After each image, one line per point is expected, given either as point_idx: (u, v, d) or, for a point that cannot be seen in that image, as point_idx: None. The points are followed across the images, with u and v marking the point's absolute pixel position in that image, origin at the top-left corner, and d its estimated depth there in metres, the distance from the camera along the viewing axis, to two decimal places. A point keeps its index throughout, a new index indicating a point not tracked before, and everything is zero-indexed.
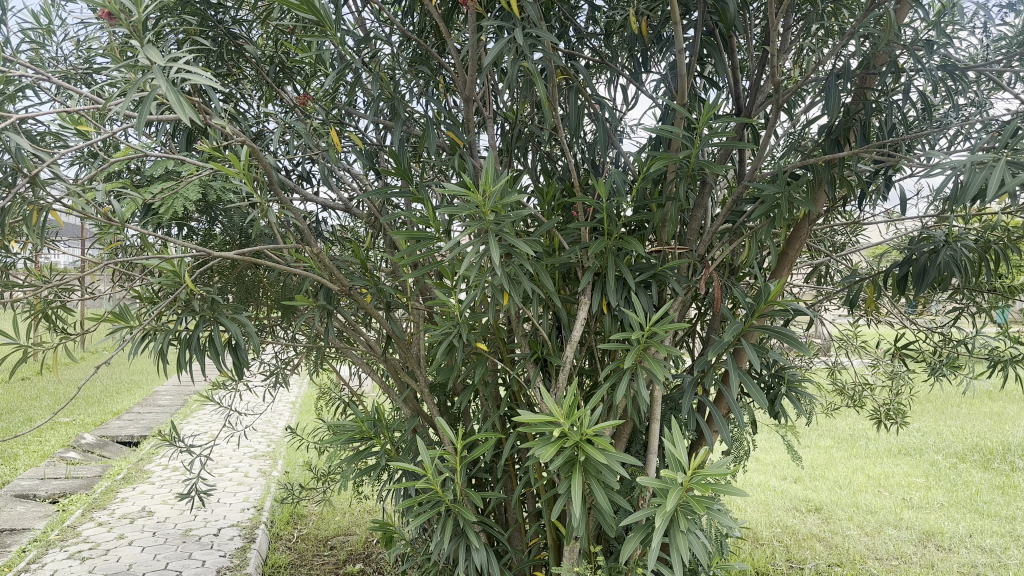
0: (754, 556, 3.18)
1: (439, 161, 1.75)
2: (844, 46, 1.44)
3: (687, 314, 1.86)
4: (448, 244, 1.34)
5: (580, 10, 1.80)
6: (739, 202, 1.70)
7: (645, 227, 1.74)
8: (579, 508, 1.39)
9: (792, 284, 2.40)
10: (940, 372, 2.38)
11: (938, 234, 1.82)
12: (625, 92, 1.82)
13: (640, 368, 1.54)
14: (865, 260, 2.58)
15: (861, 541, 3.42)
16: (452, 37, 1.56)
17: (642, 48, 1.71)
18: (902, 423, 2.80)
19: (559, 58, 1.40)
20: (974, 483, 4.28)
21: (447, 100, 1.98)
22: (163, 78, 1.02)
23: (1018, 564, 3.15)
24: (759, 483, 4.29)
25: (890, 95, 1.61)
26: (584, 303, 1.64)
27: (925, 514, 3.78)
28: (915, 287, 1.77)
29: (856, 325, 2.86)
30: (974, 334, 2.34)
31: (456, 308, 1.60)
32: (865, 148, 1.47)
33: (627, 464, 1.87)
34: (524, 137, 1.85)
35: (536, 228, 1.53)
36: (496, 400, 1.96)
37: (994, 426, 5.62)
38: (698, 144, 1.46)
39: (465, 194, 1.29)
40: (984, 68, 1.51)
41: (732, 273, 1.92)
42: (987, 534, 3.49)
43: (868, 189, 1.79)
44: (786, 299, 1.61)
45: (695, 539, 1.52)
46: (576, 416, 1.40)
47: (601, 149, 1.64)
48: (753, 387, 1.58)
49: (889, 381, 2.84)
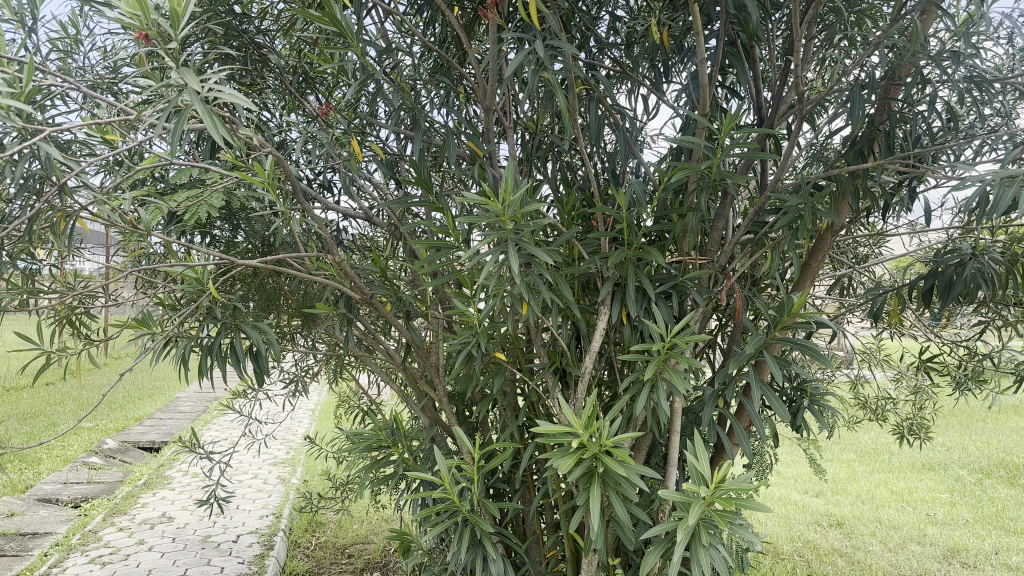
0: (774, 571, 3.14)
1: (460, 170, 1.75)
2: (869, 57, 1.42)
3: (707, 325, 1.84)
4: (468, 253, 1.33)
5: (601, 20, 1.79)
6: (762, 213, 1.69)
7: (666, 237, 1.73)
8: (599, 520, 1.38)
9: (814, 296, 2.37)
10: (965, 387, 2.34)
11: (965, 246, 1.79)
12: (646, 102, 1.81)
13: (660, 380, 1.53)
14: (888, 272, 2.55)
15: (884, 557, 3.37)
16: (473, 48, 1.56)
17: (664, 58, 1.70)
18: (925, 438, 2.75)
19: (580, 68, 1.40)
20: (1000, 500, 4.20)
21: (468, 110, 1.97)
22: (196, 98, 1.03)
23: None
24: (779, 497, 4.25)
25: (915, 106, 1.59)
26: (604, 314, 1.63)
27: (950, 530, 3.71)
28: (941, 301, 1.75)
29: (879, 338, 2.83)
30: (1001, 348, 2.29)
31: (475, 317, 1.60)
32: (889, 159, 1.45)
33: (647, 476, 1.86)
34: (544, 147, 1.85)
35: (556, 237, 1.53)
36: (515, 411, 1.95)
37: (1020, 441, 5.53)
38: (721, 154, 1.44)
39: (485, 203, 1.30)
40: (1012, 79, 1.49)
41: (753, 285, 1.90)
42: (1014, 552, 3.42)
43: (893, 201, 1.76)
44: (809, 311, 1.58)
45: (716, 554, 1.50)
46: (596, 427, 1.39)
47: (621, 159, 1.64)
48: (775, 400, 1.56)
49: (912, 396, 2.79)
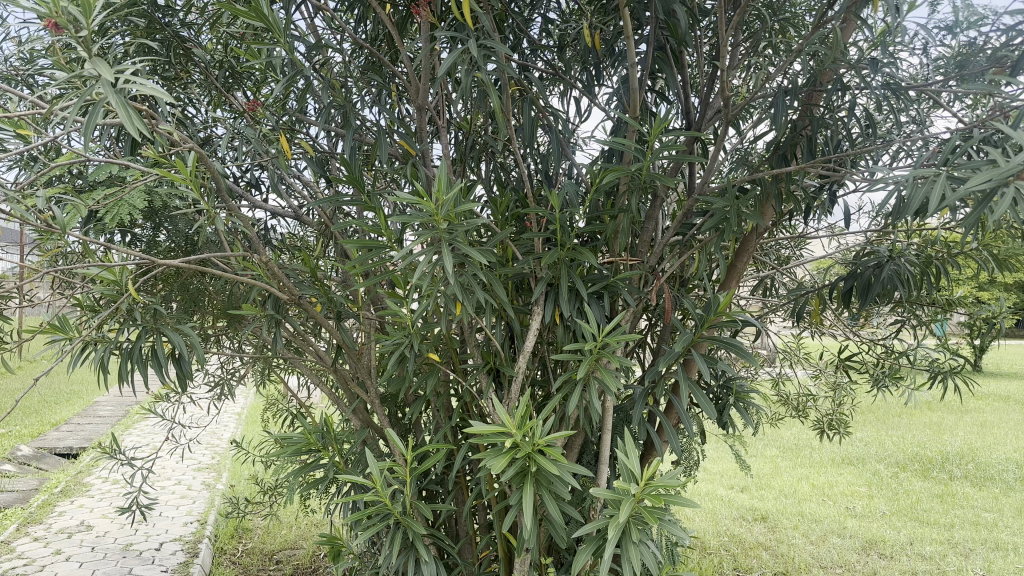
0: (702, 565, 3.20)
1: (392, 170, 1.73)
2: (792, 63, 1.46)
3: (638, 324, 1.87)
4: (399, 253, 1.31)
5: (534, 22, 1.80)
6: (689, 215, 1.72)
7: (598, 238, 1.75)
8: (532, 519, 1.38)
9: (739, 297, 2.43)
10: (882, 383, 2.44)
11: (882, 249, 1.86)
12: (578, 104, 1.83)
13: (591, 379, 1.54)
14: (809, 274, 2.63)
15: (806, 549, 3.48)
16: (405, 46, 1.55)
17: (595, 61, 1.71)
18: (845, 433, 2.85)
19: (513, 69, 1.40)
20: (914, 492, 4.39)
21: (401, 109, 1.95)
22: (111, 88, 0.99)
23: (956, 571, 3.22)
24: (707, 493, 4.35)
25: (835, 112, 1.64)
26: (537, 314, 1.64)
27: (868, 523, 3.86)
28: (859, 301, 1.81)
29: (801, 337, 2.92)
30: (915, 346, 2.40)
31: (408, 318, 1.59)
32: (811, 163, 1.49)
33: (579, 474, 1.88)
34: (478, 148, 1.85)
35: (489, 237, 1.53)
36: (448, 412, 1.94)
37: (932, 435, 5.81)
38: (651, 157, 1.46)
39: (417, 202, 1.29)
40: (925, 87, 1.55)
41: (682, 285, 1.94)
42: (928, 542, 3.58)
43: (815, 204, 1.82)
44: (735, 311, 1.63)
45: (646, 550, 1.52)
46: (529, 426, 1.40)
47: (554, 160, 1.65)
48: (703, 397, 1.60)
49: (831, 392, 2.89)
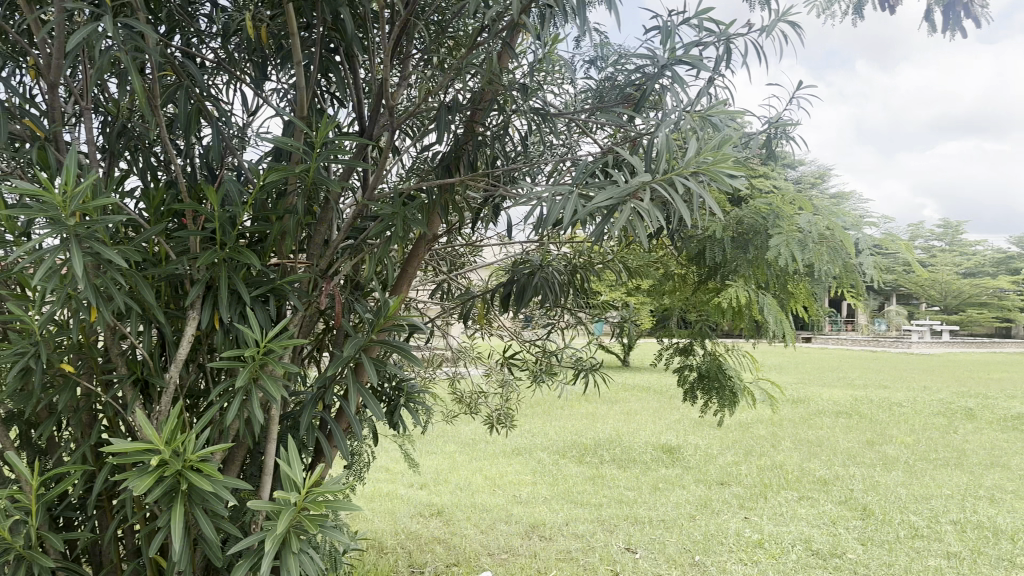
0: (376, 566, 3.21)
1: (19, 153, 1.50)
2: (451, 80, 1.52)
3: (309, 329, 1.83)
4: (15, 250, 1.14)
5: (196, 7, 1.67)
6: (359, 221, 1.72)
7: (265, 240, 1.68)
8: (179, 541, 1.28)
9: (415, 301, 2.49)
10: (540, 379, 2.65)
11: (535, 258, 2.03)
12: (246, 100, 1.74)
13: (252, 388, 1.47)
14: (479, 279, 2.79)
15: (476, 539, 3.66)
16: (34, 14, 1.35)
17: (263, 57, 1.64)
18: (510, 426, 3.07)
19: (164, 54, 1.29)
20: (571, 477, 4.86)
21: (35, 84, 1.69)
22: None
23: (602, 546, 3.53)
24: (387, 493, 4.42)
25: (494, 130, 1.74)
26: (194, 319, 1.52)
27: (531, 509, 4.17)
28: (517, 305, 1.95)
29: (472, 338, 3.08)
30: (564, 346, 2.66)
31: (33, 324, 1.38)
32: (469, 176, 1.57)
33: (242, 487, 1.79)
34: (130, 135, 1.67)
35: (136, 235, 1.39)
36: (89, 428, 1.73)
37: (588, 424, 6.53)
38: (316, 160, 1.43)
39: (36, 194, 1.13)
40: (568, 114, 1.71)
41: (355, 289, 1.94)
42: (581, 522, 3.97)
43: (480, 215, 1.91)
44: (402, 315, 1.66)
45: (308, 559, 1.49)
46: (177, 441, 1.29)
47: (215, 156, 1.55)
48: (369, 402, 1.60)
49: (499, 389, 3.09)
